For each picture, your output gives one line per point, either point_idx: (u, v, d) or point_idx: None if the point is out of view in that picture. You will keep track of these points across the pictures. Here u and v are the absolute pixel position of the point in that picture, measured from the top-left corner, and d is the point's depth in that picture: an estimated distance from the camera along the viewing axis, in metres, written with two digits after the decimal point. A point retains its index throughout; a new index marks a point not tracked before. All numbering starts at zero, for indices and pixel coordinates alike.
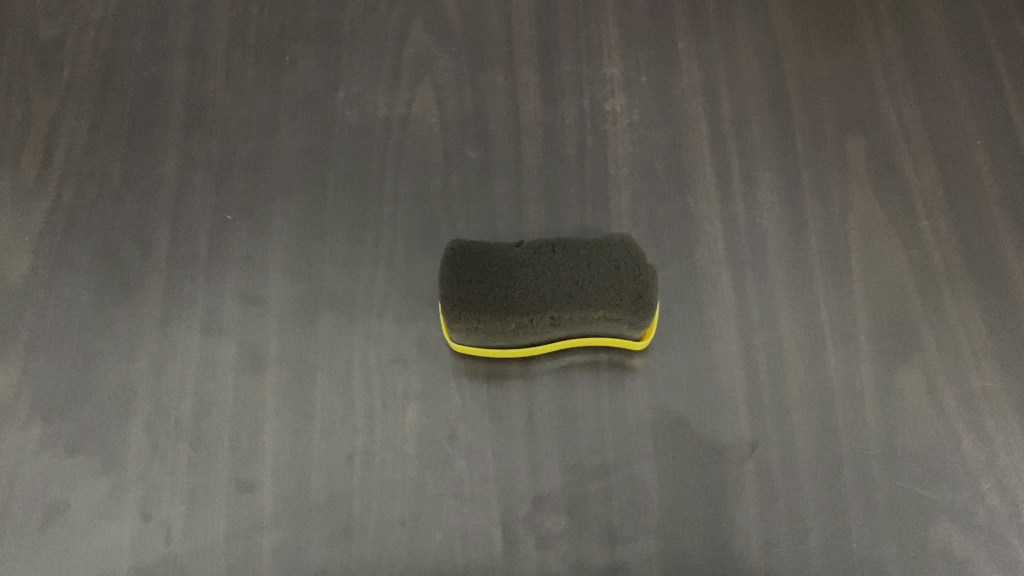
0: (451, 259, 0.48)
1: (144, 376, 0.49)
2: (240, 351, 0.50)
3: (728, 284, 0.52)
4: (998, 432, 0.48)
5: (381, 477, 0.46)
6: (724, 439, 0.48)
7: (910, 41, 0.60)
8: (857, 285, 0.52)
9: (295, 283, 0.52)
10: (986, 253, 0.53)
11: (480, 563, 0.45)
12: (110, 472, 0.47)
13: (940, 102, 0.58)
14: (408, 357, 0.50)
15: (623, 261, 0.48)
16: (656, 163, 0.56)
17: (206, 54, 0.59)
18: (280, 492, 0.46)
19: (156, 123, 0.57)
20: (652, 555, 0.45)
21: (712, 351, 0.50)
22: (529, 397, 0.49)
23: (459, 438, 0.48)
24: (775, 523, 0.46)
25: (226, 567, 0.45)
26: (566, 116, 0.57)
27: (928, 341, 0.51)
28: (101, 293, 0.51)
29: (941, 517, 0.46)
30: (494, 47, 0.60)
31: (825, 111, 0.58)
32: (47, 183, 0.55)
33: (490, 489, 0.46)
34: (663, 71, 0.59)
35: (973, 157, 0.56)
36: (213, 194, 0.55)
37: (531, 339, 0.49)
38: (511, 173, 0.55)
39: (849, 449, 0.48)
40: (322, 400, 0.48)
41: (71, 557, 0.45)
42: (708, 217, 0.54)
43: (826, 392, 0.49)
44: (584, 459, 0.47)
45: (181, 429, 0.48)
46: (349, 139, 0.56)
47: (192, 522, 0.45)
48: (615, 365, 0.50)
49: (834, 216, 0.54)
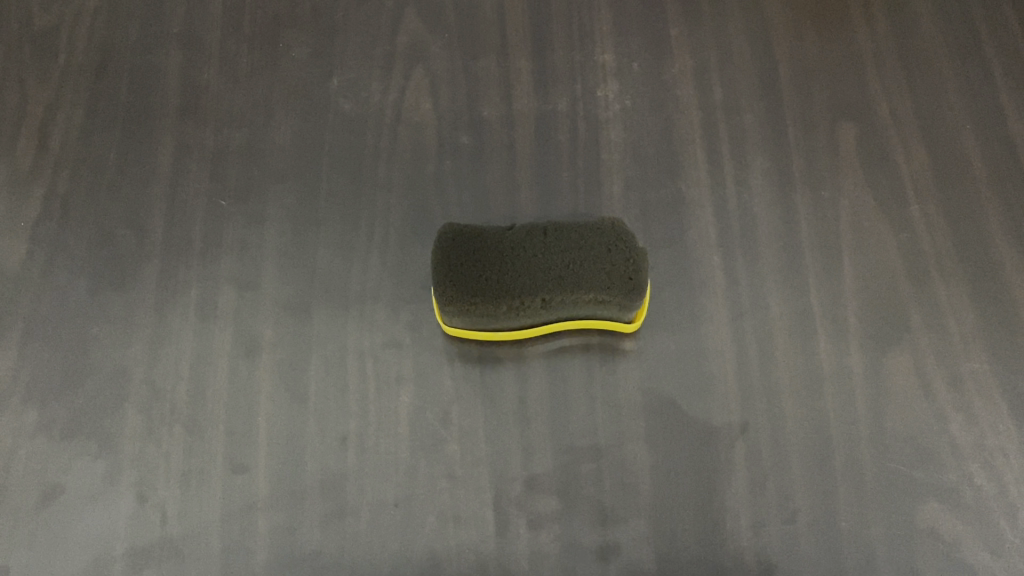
0: (444, 243, 0.49)
1: (139, 361, 0.50)
2: (235, 336, 0.50)
3: (719, 268, 0.52)
4: (987, 414, 0.48)
5: (375, 459, 0.47)
6: (713, 422, 0.48)
7: (900, 28, 0.60)
8: (847, 269, 0.52)
9: (290, 269, 0.52)
10: (977, 237, 0.53)
11: (471, 544, 0.45)
12: (107, 455, 0.48)
13: (930, 87, 0.58)
14: (401, 342, 0.50)
15: (614, 244, 0.49)
16: (648, 148, 0.56)
17: (201, 43, 0.60)
18: (273, 475, 0.47)
19: (151, 111, 0.58)
20: (643, 536, 0.46)
21: (702, 335, 0.50)
22: (521, 381, 0.49)
23: (451, 421, 0.48)
24: (765, 504, 0.46)
25: (220, 548, 0.45)
26: (558, 101, 0.57)
27: (917, 323, 0.51)
28: (97, 280, 0.52)
29: (929, 498, 0.46)
30: (487, 34, 0.60)
31: (816, 96, 0.58)
32: (45, 171, 0.55)
33: (482, 471, 0.47)
34: (655, 58, 0.59)
35: (965, 142, 0.56)
36: (208, 181, 0.55)
37: (523, 322, 0.49)
38: (503, 159, 0.55)
39: (839, 432, 0.48)
40: (316, 384, 0.49)
41: (67, 538, 0.46)
42: (700, 202, 0.54)
43: (815, 374, 0.49)
44: (576, 441, 0.48)
45: (176, 412, 0.49)
46: (343, 126, 0.57)
47: (187, 504, 0.46)
48: (607, 349, 0.50)
49: (825, 199, 0.54)
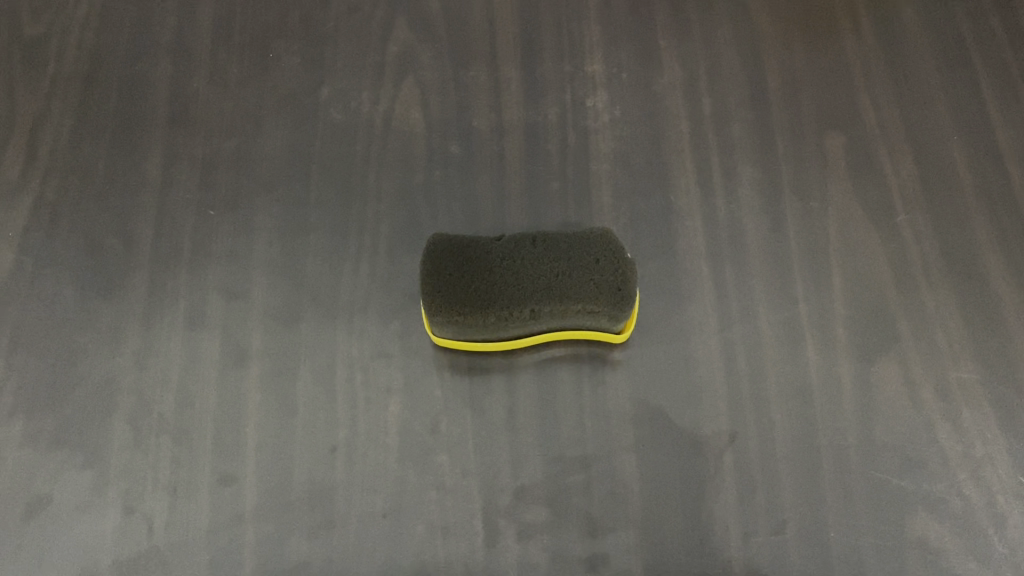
0: (432, 254, 0.49)
1: (127, 371, 0.50)
2: (224, 345, 0.50)
3: (708, 278, 0.52)
4: (974, 423, 0.49)
5: (364, 469, 0.47)
6: (702, 431, 0.48)
7: (888, 39, 0.61)
8: (836, 278, 0.52)
9: (278, 279, 0.52)
10: (964, 246, 0.53)
11: (460, 554, 0.45)
12: (94, 465, 0.47)
13: (918, 99, 0.58)
14: (391, 352, 0.50)
15: (602, 254, 0.49)
16: (638, 157, 0.56)
17: (191, 51, 0.60)
18: (261, 485, 0.47)
19: (141, 120, 0.58)
20: (632, 546, 0.46)
21: (691, 344, 0.50)
22: (510, 391, 0.49)
23: (441, 431, 0.48)
24: (754, 514, 0.46)
25: (208, 560, 0.45)
26: (547, 111, 0.58)
27: (905, 333, 0.51)
28: (86, 290, 0.52)
29: (918, 508, 0.47)
30: (476, 44, 0.60)
31: (804, 106, 0.58)
32: (33, 180, 0.55)
33: (471, 482, 0.47)
34: (644, 68, 0.59)
35: (952, 152, 0.56)
36: (197, 190, 0.55)
37: (512, 332, 0.49)
38: (493, 168, 0.56)
39: (827, 441, 0.48)
40: (305, 393, 0.49)
41: (52, 550, 0.46)
42: (689, 211, 0.54)
43: (804, 384, 0.49)
44: (565, 451, 0.48)
45: (164, 422, 0.48)
46: (333, 136, 0.57)
47: (175, 515, 0.46)
48: (596, 358, 0.50)
49: (814, 210, 0.54)
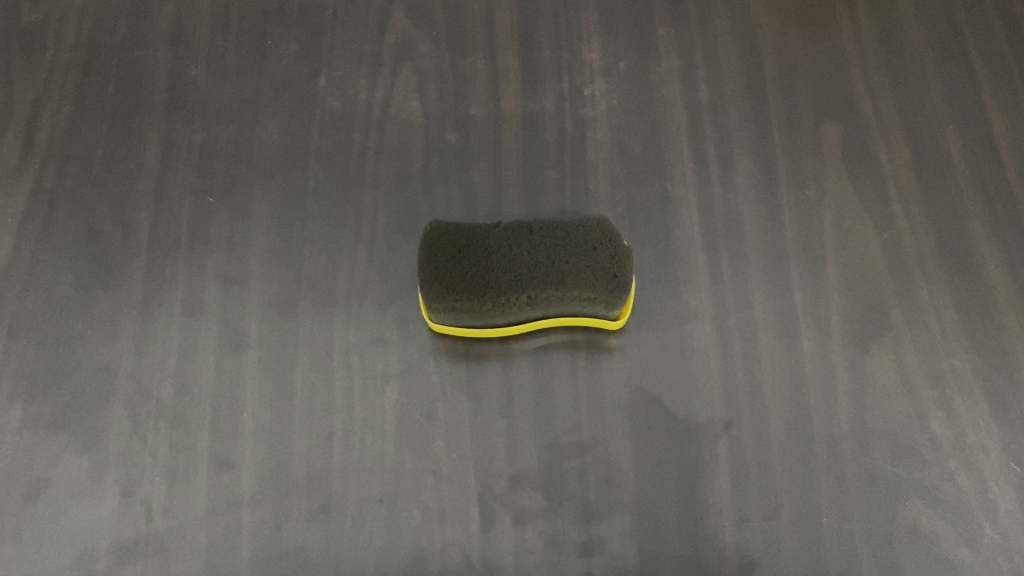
0: (430, 241, 0.49)
1: (125, 358, 0.50)
2: (221, 332, 0.51)
3: (704, 266, 0.53)
4: (967, 410, 0.49)
5: (361, 455, 0.47)
6: (697, 418, 0.49)
7: (885, 29, 0.61)
8: (831, 267, 0.53)
9: (276, 266, 0.52)
10: (959, 236, 0.54)
11: (456, 539, 0.46)
12: (92, 451, 0.48)
13: (914, 89, 0.58)
14: (388, 339, 0.50)
15: (599, 241, 0.49)
16: (635, 146, 0.56)
17: (189, 39, 0.60)
18: (259, 470, 0.47)
19: (138, 107, 0.58)
20: (627, 531, 0.46)
21: (687, 332, 0.51)
22: (506, 378, 0.50)
23: (437, 417, 0.48)
24: (747, 500, 0.47)
25: (206, 544, 0.46)
26: (544, 100, 0.58)
27: (899, 321, 0.51)
28: (84, 277, 0.52)
29: (910, 494, 0.47)
30: (474, 32, 0.60)
31: (801, 96, 0.58)
32: (31, 167, 0.55)
33: (467, 467, 0.47)
34: (641, 57, 0.59)
35: (947, 142, 0.57)
36: (194, 177, 0.55)
37: (509, 319, 0.49)
38: (490, 157, 0.56)
39: (821, 429, 0.48)
40: (302, 379, 0.49)
41: (51, 534, 0.46)
42: (685, 200, 0.55)
43: (798, 372, 0.50)
44: (560, 437, 0.48)
45: (162, 407, 0.49)
46: (331, 124, 0.57)
47: (173, 499, 0.46)
48: (592, 346, 0.50)
49: (809, 199, 0.55)
